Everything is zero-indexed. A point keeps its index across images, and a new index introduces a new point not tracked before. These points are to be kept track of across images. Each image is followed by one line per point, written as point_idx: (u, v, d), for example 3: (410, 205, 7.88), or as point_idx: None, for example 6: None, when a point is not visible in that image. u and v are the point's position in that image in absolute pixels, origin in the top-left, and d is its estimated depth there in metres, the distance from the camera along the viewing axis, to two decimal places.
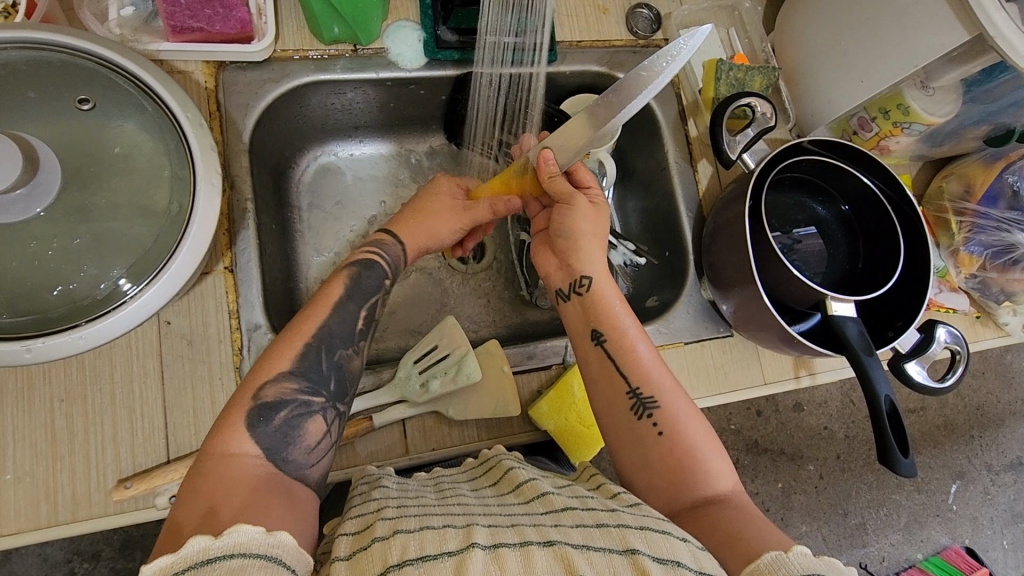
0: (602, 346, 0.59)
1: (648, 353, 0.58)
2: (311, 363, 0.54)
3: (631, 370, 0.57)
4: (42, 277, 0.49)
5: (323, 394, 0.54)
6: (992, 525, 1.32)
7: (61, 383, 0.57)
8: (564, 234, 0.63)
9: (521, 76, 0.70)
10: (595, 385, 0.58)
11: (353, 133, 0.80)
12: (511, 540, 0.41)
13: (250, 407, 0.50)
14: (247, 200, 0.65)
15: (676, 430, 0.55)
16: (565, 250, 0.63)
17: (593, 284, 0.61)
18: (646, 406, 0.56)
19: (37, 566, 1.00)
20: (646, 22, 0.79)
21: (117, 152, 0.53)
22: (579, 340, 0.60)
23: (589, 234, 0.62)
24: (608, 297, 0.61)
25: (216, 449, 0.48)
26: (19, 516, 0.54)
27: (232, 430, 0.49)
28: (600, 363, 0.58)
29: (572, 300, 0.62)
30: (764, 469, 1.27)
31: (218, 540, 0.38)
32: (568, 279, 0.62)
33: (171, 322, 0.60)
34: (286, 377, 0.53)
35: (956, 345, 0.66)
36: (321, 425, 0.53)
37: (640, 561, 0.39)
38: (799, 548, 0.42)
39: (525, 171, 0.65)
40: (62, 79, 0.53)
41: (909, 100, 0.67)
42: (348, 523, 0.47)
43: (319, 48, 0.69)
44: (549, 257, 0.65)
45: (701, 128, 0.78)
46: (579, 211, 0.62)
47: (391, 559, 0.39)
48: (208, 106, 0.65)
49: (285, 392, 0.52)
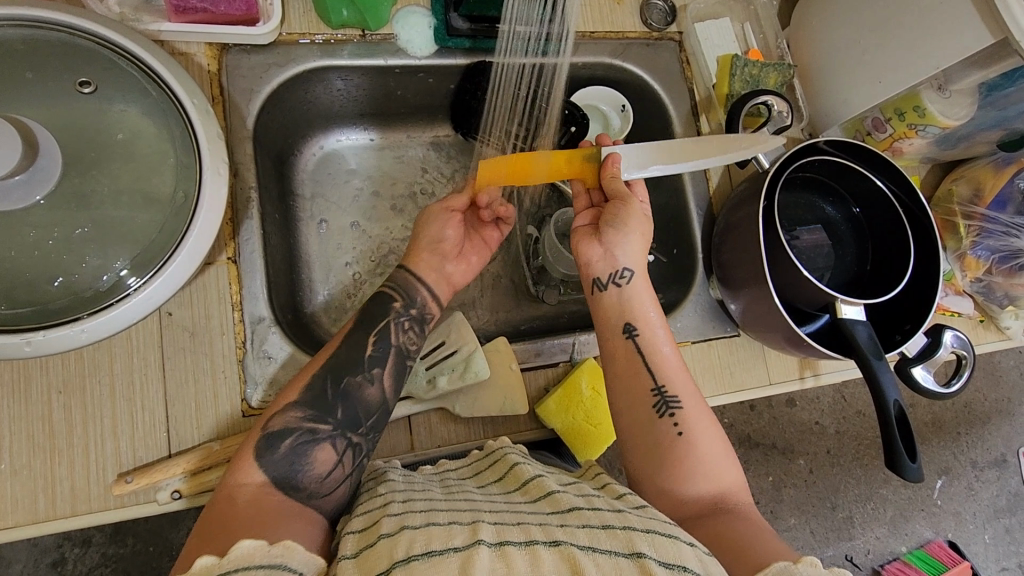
0: (634, 340, 0.58)
1: (674, 356, 0.58)
2: (320, 390, 0.54)
3: (658, 368, 0.57)
4: (42, 267, 0.47)
5: (329, 421, 0.53)
6: (974, 520, 1.34)
7: (58, 374, 0.55)
8: (612, 228, 0.60)
9: (543, 67, 0.68)
10: (619, 378, 0.58)
11: (357, 121, 0.78)
12: (517, 538, 0.41)
13: (257, 438, 0.51)
14: (251, 188, 0.63)
15: (693, 434, 0.55)
16: (613, 240, 0.60)
17: (633, 280, 0.60)
18: (668, 405, 0.56)
19: (26, 551, 0.99)
20: (660, 14, 0.77)
21: (120, 138, 0.51)
22: (608, 333, 0.60)
23: (637, 233, 0.61)
24: (642, 294, 0.60)
25: (227, 479, 0.49)
26: (17, 510, 0.53)
27: (240, 462, 0.50)
28: (629, 358, 0.58)
29: (608, 292, 0.61)
30: (756, 462, 1.28)
31: (224, 557, 0.38)
32: (608, 270, 0.60)
33: (172, 314, 0.58)
34: (292, 406, 0.53)
35: (962, 350, 0.67)
36: (331, 454, 0.52)
37: (645, 564, 0.39)
38: (810, 559, 0.42)
39: (594, 160, 0.63)
40: (60, 59, 0.51)
41: (926, 101, 0.66)
42: (354, 519, 0.46)
43: (326, 32, 0.67)
44: (591, 245, 0.62)
45: (713, 125, 0.77)
46: (632, 210, 0.60)
47: (397, 554, 0.38)
48: (211, 90, 0.63)
49: (289, 421, 0.52)
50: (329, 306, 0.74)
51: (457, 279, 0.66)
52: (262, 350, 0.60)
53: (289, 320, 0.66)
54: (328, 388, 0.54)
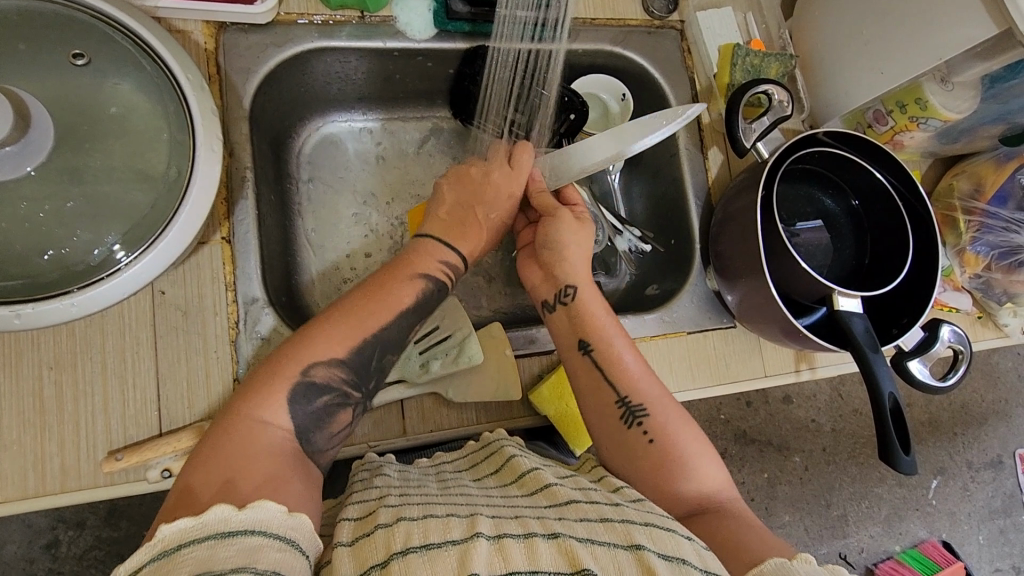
0: (589, 356, 0.58)
1: (635, 363, 0.58)
2: (366, 360, 0.54)
3: (619, 380, 0.57)
4: (33, 240, 0.47)
5: (362, 390, 0.54)
6: (969, 520, 1.34)
7: (49, 350, 0.55)
8: (550, 246, 0.62)
9: (540, 52, 0.67)
10: (584, 395, 0.58)
11: (356, 105, 0.78)
12: (515, 531, 0.40)
13: (295, 383, 0.50)
14: (246, 168, 0.62)
15: (667, 438, 0.55)
16: (550, 260, 0.63)
17: (578, 294, 0.61)
18: (635, 415, 0.56)
19: (21, 532, 0.99)
20: (663, 2, 0.76)
21: (114, 112, 0.51)
22: (566, 351, 0.60)
23: (576, 248, 0.62)
24: (595, 308, 0.61)
25: (242, 413, 0.47)
26: (7, 485, 0.53)
27: (269, 400, 0.48)
28: (587, 374, 0.58)
29: (559, 311, 0.61)
30: (751, 458, 1.27)
31: (242, 510, 0.37)
32: (553, 291, 0.62)
33: (165, 292, 0.58)
34: (338, 365, 0.52)
35: (959, 345, 0.66)
36: (349, 417, 0.53)
37: (645, 557, 0.39)
38: (805, 554, 0.42)
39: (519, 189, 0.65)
40: (54, 31, 0.50)
41: (928, 94, 0.66)
42: (350, 507, 0.46)
43: (324, 13, 0.66)
44: (533, 269, 0.64)
45: (713, 115, 0.77)
46: (563, 224, 0.62)
47: (395, 546, 0.38)
48: (208, 68, 0.63)
49: (330, 378, 0.51)
50: (324, 290, 0.74)
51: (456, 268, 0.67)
52: (255, 330, 0.59)
53: (284, 302, 0.66)
54: (373, 359, 0.55)
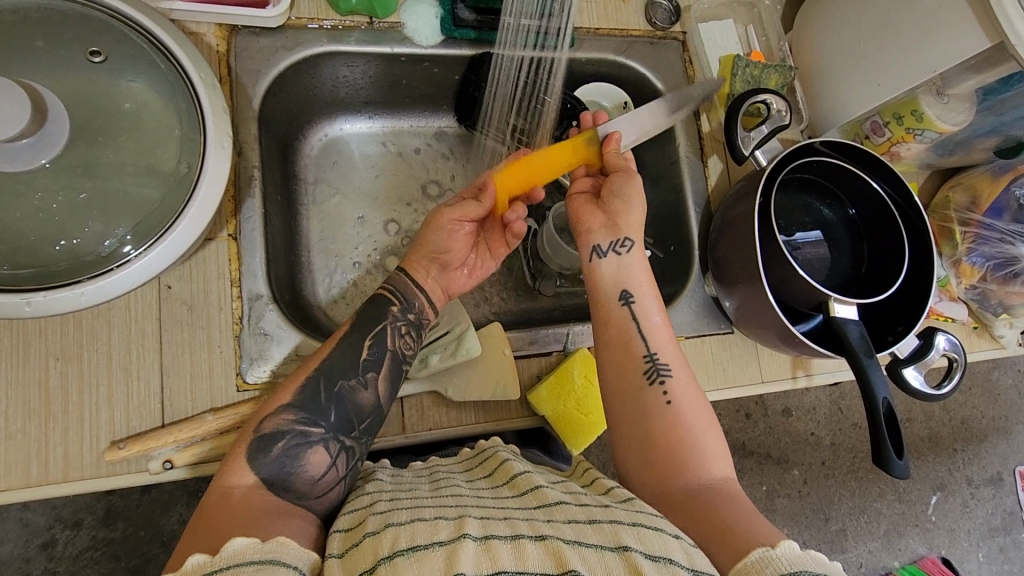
0: (630, 308, 0.59)
1: (665, 326, 0.60)
2: (313, 393, 0.54)
3: (651, 337, 0.59)
4: (44, 230, 0.48)
5: (322, 424, 0.53)
6: (969, 538, 1.33)
7: (57, 341, 0.56)
8: (615, 196, 0.61)
9: (541, 60, 0.69)
10: (614, 343, 0.59)
11: (363, 109, 0.79)
12: (503, 532, 0.41)
13: (249, 442, 0.51)
14: (254, 167, 0.64)
15: (681, 406, 0.56)
16: (616, 210, 0.61)
17: (633, 250, 0.61)
18: (659, 372, 0.57)
19: (19, 530, 1.00)
20: (665, 13, 0.78)
21: (127, 108, 0.52)
22: (603, 298, 0.61)
23: (642, 206, 0.61)
24: (638, 265, 0.61)
25: (216, 480, 0.49)
26: (10, 472, 0.53)
27: (232, 467, 0.50)
28: (623, 322, 0.59)
29: (609, 258, 0.61)
30: (750, 471, 1.27)
31: (215, 555, 0.39)
32: (610, 238, 0.61)
33: (171, 287, 0.59)
34: (285, 409, 0.53)
35: (954, 353, 0.67)
36: (325, 455, 0.52)
37: (631, 558, 0.39)
38: (788, 544, 0.42)
39: (594, 143, 0.64)
40: (72, 29, 0.52)
41: (924, 106, 0.67)
42: (342, 518, 0.47)
43: (334, 18, 0.68)
44: (594, 212, 0.62)
45: (713, 124, 0.78)
46: (637, 181, 0.61)
47: (381, 551, 0.39)
48: (219, 69, 0.64)
49: (282, 423, 0.52)
50: (327, 290, 0.75)
51: (456, 285, 0.66)
52: (259, 326, 0.60)
53: (287, 300, 0.67)
54: (322, 392, 0.55)
